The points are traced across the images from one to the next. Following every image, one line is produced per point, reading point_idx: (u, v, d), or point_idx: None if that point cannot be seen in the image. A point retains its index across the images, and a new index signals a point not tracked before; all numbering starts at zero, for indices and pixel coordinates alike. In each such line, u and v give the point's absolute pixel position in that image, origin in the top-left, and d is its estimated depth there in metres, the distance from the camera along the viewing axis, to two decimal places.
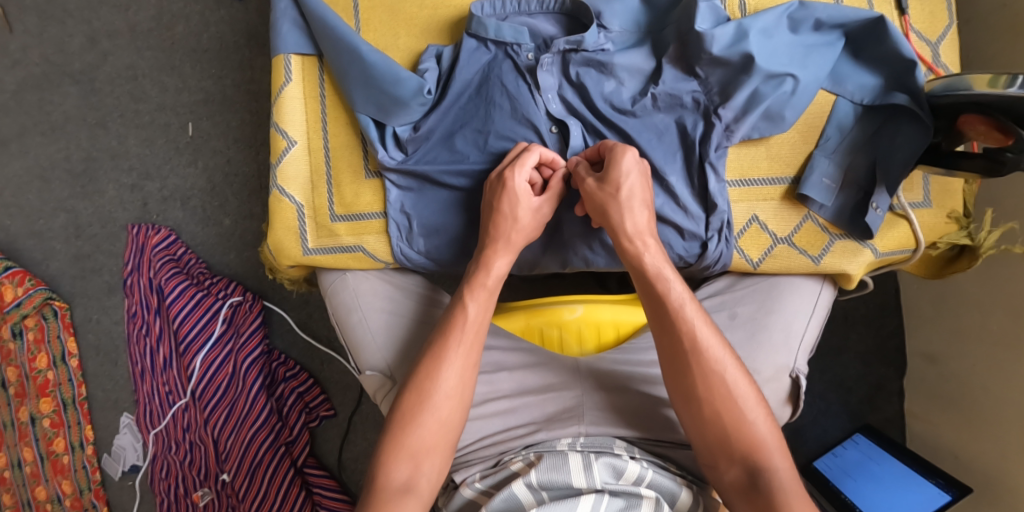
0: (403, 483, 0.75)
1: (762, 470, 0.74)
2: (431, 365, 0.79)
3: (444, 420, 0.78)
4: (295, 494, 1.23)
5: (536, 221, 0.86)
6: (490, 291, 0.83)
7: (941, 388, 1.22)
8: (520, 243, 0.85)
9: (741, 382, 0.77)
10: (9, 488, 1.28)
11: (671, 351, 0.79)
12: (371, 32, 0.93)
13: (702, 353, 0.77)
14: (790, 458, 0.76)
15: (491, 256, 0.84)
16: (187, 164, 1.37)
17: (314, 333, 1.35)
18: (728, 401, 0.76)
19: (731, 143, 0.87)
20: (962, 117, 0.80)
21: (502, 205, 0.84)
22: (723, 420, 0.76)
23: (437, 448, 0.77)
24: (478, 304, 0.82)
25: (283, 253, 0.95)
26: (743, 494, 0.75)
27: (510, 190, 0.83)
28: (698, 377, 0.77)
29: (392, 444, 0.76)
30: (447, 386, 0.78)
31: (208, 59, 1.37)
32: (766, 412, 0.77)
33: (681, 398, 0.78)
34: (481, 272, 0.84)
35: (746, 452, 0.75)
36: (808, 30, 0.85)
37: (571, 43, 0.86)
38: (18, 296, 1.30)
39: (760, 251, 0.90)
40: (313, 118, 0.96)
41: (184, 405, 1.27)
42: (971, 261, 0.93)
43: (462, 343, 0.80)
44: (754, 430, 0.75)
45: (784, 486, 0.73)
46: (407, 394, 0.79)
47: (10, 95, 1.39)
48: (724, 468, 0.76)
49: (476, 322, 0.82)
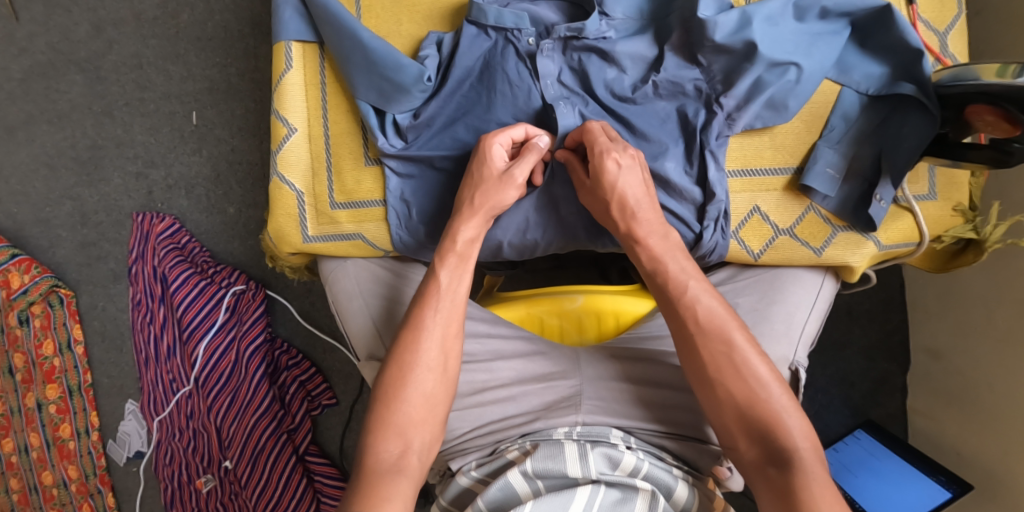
0: (391, 462, 0.74)
1: (781, 448, 0.71)
2: (410, 336, 0.79)
3: (428, 394, 0.78)
4: (296, 482, 1.24)
5: (505, 186, 0.83)
6: (460, 256, 0.83)
7: (945, 384, 1.22)
8: (488, 209, 0.83)
9: (754, 358, 0.74)
10: (16, 473, 1.29)
11: (681, 332, 0.78)
12: (373, 19, 0.93)
13: (711, 333, 0.76)
14: (813, 436, 0.72)
15: (456, 223, 0.83)
16: (192, 152, 1.38)
17: (315, 322, 1.36)
18: (739, 379, 0.74)
19: (733, 132, 0.87)
20: (970, 108, 0.78)
21: (472, 167, 0.84)
22: (737, 399, 0.74)
23: (424, 423, 0.77)
24: (449, 273, 0.82)
25: (283, 240, 0.95)
26: (762, 472, 0.72)
27: (482, 152, 0.83)
28: (708, 358, 0.76)
29: (378, 423, 0.76)
30: (429, 357, 0.78)
31: (212, 47, 1.37)
32: (783, 388, 0.74)
33: (695, 378, 0.77)
34: (448, 238, 0.83)
35: (764, 431, 0.72)
36: (814, 18, 0.84)
37: (570, 32, 0.85)
38: (25, 283, 1.31)
39: (761, 242, 0.90)
40: (314, 106, 0.95)
41: (187, 392, 1.28)
42: (977, 255, 0.91)
43: (439, 313, 0.80)
44: (770, 407, 0.73)
45: (805, 464, 0.70)
46: (388, 368, 0.78)
47: (16, 84, 1.39)
48: (744, 449, 0.74)
49: (449, 292, 0.81)
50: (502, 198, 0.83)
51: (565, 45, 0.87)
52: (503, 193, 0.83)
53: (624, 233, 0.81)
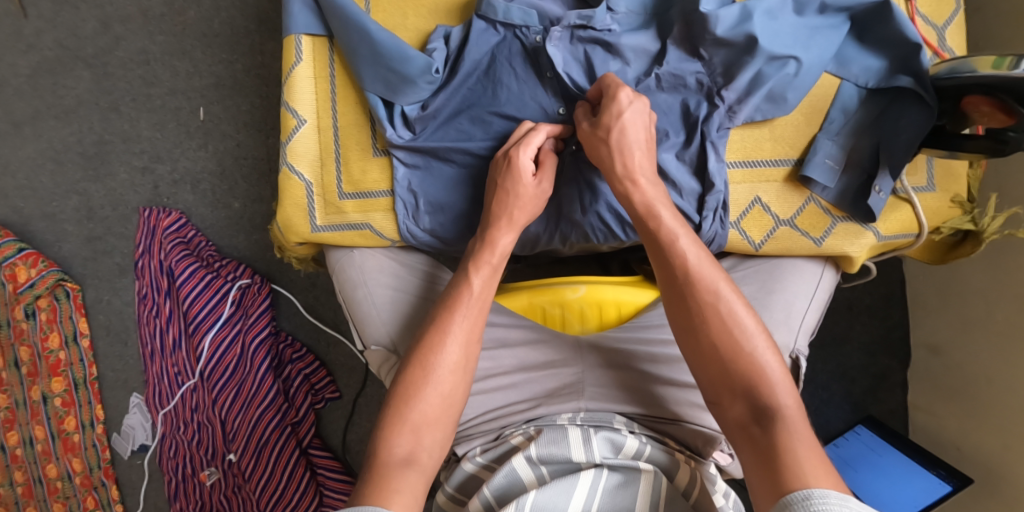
0: (403, 457, 0.73)
1: (765, 405, 0.71)
2: (435, 337, 0.80)
3: (446, 395, 0.78)
4: (299, 475, 1.25)
5: (538, 202, 0.86)
6: (495, 267, 0.85)
7: (945, 378, 1.23)
8: (524, 222, 0.86)
9: (741, 310, 0.75)
10: (21, 465, 1.30)
11: (669, 282, 0.79)
12: (381, 13, 0.95)
13: (697, 284, 0.77)
14: (796, 395, 0.72)
15: (494, 232, 0.85)
16: (198, 148, 1.39)
17: (321, 316, 1.37)
18: (725, 330, 0.75)
19: (733, 124, 0.88)
20: (967, 99, 0.80)
21: (506, 184, 0.85)
22: (722, 352, 0.74)
23: (437, 423, 0.77)
24: (483, 281, 0.84)
25: (291, 230, 0.97)
26: (745, 429, 0.71)
27: (512, 167, 0.84)
28: (694, 308, 0.77)
29: (393, 419, 0.76)
30: (450, 359, 0.79)
31: (218, 43, 1.39)
32: (770, 345, 0.75)
33: (682, 331, 0.78)
34: (487, 249, 0.85)
35: (748, 387, 0.72)
36: (813, 13, 0.85)
37: (576, 24, 0.88)
38: (31, 277, 1.32)
39: (762, 232, 0.91)
40: (323, 97, 0.97)
41: (193, 386, 1.29)
42: (974, 246, 0.93)
43: (467, 318, 0.82)
44: (755, 362, 0.73)
45: (789, 421, 0.69)
46: (409, 367, 0.79)
47: (24, 79, 1.41)
48: (728, 405, 0.74)
49: (479, 297, 0.83)
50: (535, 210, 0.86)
51: (570, 36, 0.88)
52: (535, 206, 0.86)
53: (620, 173, 0.81)
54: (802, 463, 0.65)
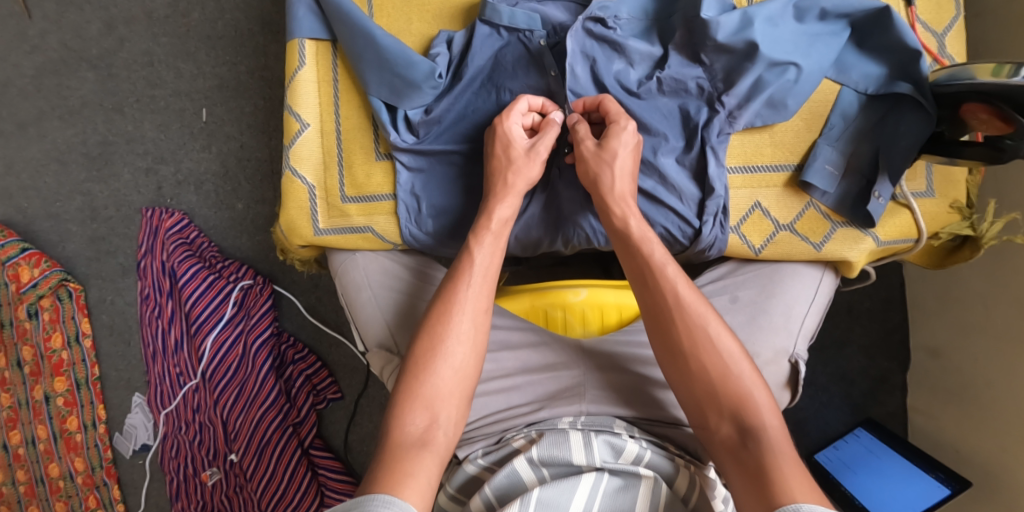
0: (417, 436, 0.74)
1: (752, 427, 0.72)
2: (443, 309, 0.81)
3: (458, 368, 0.78)
4: (301, 475, 1.26)
5: (532, 162, 0.87)
6: (496, 235, 0.85)
7: (944, 381, 1.23)
8: (522, 186, 0.87)
9: (724, 333, 0.77)
10: (23, 464, 1.31)
11: (654, 307, 0.79)
12: (384, 17, 0.95)
13: (684, 307, 0.78)
14: (779, 416, 0.73)
15: (491, 202, 0.86)
16: (201, 149, 1.40)
17: (322, 317, 1.37)
18: (711, 353, 0.76)
19: (733, 130, 0.89)
20: (964, 106, 0.81)
21: (496, 148, 0.87)
22: (710, 373, 0.75)
23: (451, 396, 0.77)
24: (485, 251, 0.84)
25: (294, 232, 0.97)
26: (732, 452, 0.72)
27: (501, 132, 0.87)
28: (681, 332, 0.77)
29: (406, 395, 0.76)
30: (462, 328, 0.80)
31: (222, 45, 1.39)
32: (752, 367, 0.76)
33: (667, 355, 0.78)
34: (485, 218, 0.86)
35: (736, 408, 0.73)
36: (813, 19, 0.87)
37: (593, 16, 0.88)
38: (35, 277, 1.33)
39: (762, 237, 0.92)
40: (326, 101, 0.97)
41: (195, 386, 1.30)
42: (974, 251, 0.93)
43: (471, 288, 0.82)
44: (740, 384, 0.74)
45: (775, 441, 0.71)
46: (420, 339, 0.79)
47: (28, 80, 1.42)
48: (715, 426, 0.74)
49: (483, 268, 0.83)
50: (530, 173, 0.87)
51: (583, 29, 0.88)
52: (531, 168, 0.87)
53: (615, 195, 0.84)
54: (789, 481, 0.66)
